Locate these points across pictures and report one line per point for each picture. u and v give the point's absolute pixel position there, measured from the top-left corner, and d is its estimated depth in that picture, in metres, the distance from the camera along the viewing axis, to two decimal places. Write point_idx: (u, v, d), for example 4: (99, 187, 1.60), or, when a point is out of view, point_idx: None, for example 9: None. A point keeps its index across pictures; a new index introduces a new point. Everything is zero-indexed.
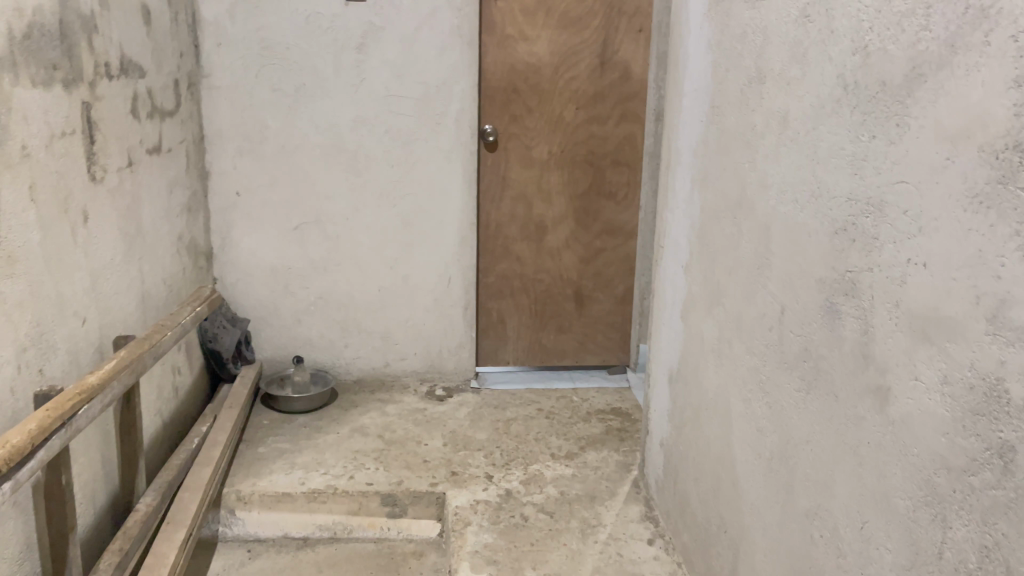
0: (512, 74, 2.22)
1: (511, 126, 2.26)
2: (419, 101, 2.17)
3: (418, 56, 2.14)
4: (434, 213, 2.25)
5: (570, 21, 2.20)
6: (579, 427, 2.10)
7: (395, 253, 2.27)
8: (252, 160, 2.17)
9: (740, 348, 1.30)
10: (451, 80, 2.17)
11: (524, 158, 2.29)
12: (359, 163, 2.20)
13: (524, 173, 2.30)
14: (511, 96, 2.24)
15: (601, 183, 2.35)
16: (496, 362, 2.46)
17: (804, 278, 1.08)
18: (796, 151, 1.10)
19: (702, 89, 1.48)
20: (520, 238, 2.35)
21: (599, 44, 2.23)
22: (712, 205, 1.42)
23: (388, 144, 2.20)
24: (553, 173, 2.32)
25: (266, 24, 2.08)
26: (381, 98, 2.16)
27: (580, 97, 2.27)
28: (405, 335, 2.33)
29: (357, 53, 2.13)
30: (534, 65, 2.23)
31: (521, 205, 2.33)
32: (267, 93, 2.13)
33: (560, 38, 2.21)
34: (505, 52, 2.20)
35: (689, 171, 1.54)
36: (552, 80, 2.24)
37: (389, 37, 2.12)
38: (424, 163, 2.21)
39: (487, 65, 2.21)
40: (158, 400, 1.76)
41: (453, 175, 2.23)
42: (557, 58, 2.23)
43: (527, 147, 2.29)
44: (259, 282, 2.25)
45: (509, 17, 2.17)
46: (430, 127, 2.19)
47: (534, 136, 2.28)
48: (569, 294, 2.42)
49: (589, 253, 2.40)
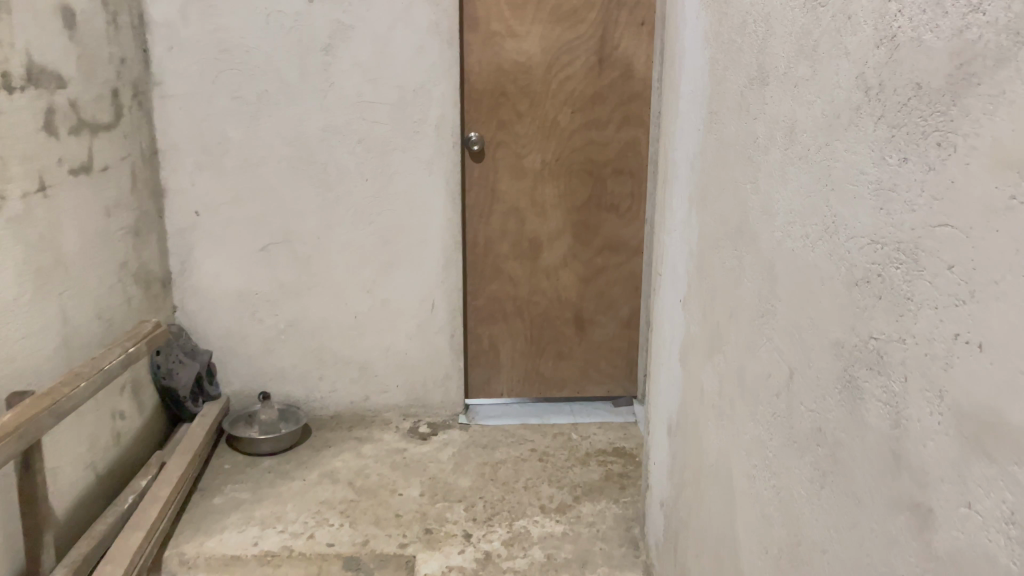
0: (499, 75, 1.99)
1: (500, 132, 2.03)
2: (395, 108, 1.95)
3: (392, 58, 1.92)
4: (414, 231, 2.02)
5: (563, 14, 1.96)
6: (575, 473, 1.86)
7: (372, 275, 2.04)
8: (212, 174, 1.95)
9: (743, 412, 1.05)
10: (429, 84, 1.94)
11: (515, 167, 2.06)
12: (329, 177, 1.98)
13: (515, 184, 2.07)
14: (499, 100, 2.01)
15: (602, 195, 2.09)
16: (489, 393, 2.22)
17: (814, 337, 0.84)
18: (805, 172, 0.85)
19: (699, 92, 1.24)
20: (512, 256, 2.11)
21: (596, 39, 1.99)
22: (712, 233, 1.17)
23: (362, 156, 1.97)
24: (548, 184, 2.08)
25: (222, 24, 1.87)
26: (353, 105, 1.94)
27: (577, 99, 2.03)
28: (386, 365, 2.10)
29: (324, 54, 1.91)
30: (524, 64, 1.99)
31: (512, 220, 2.09)
32: (225, 102, 1.92)
33: (552, 34, 1.97)
34: (490, 51, 1.97)
35: (687, 189, 1.30)
36: (544, 81, 2.01)
37: (359, 36, 1.90)
38: (402, 177, 1.99)
39: (471, 65, 1.98)
40: (90, 452, 1.56)
41: (434, 189, 2.00)
42: (548, 56, 1.99)
43: (517, 155, 2.05)
44: (223, 308, 2.03)
45: (494, 11, 1.94)
46: (408, 136, 1.97)
47: (525, 144, 2.04)
48: (568, 318, 2.17)
49: (590, 272, 2.14)
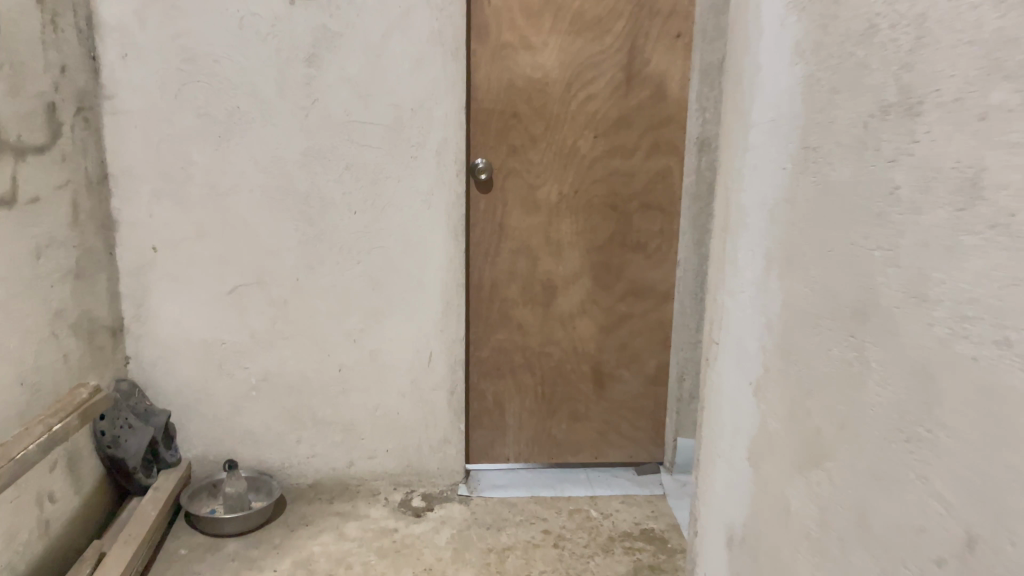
0: (511, 93, 1.72)
1: (510, 158, 1.76)
2: (389, 129, 1.67)
3: (386, 71, 1.64)
4: (409, 272, 1.74)
5: (586, 23, 1.69)
6: (597, 564, 1.57)
7: (359, 323, 1.75)
8: (173, 204, 1.66)
9: (864, 564, 0.76)
10: (430, 102, 1.66)
11: (527, 200, 1.78)
12: (311, 209, 1.69)
13: (527, 219, 1.79)
14: (510, 122, 1.74)
15: (627, 233, 1.81)
16: (493, 458, 1.92)
17: (1020, 501, 0.55)
18: (1002, 250, 0.57)
19: (784, 119, 0.96)
20: (522, 301, 1.83)
21: (623, 53, 1.71)
22: (805, 307, 0.89)
23: (349, 185, 1.69)
24: (565, 220, 1.80)
25: (187, 29, 1.58)
26: (340, 125, 1.66)
27: (600, 121, 1.75)
28: (374, 427, 1.80)
29: (306, 66, 1.63)
30: (540, 81, 1.72)
31: (523, 260, 1.81)
32: (190, 120, 1.63)
33: (573, 46, 1.70)
34: (501, 65, 1.70)
35: (762, 244, 1.02)
36: (562, 101, 1.73)
37: (348, 45, 1.62)
38: (396, 210, 1.70)
39: (478, 81, 1.71)
40: (6, 551, 1.26)
41: (434, 224, 1.72)
42: (568, 71, 1.71)
43: (530, 186, 1.77)
44: (185, 361, 1.74)
45: (506, 19, 1.67)
46: (405, 163, 1.68)
47: (540, 173, 1.77)
48: (586, 373, 1.87)
49: (611, 321, 1.85)
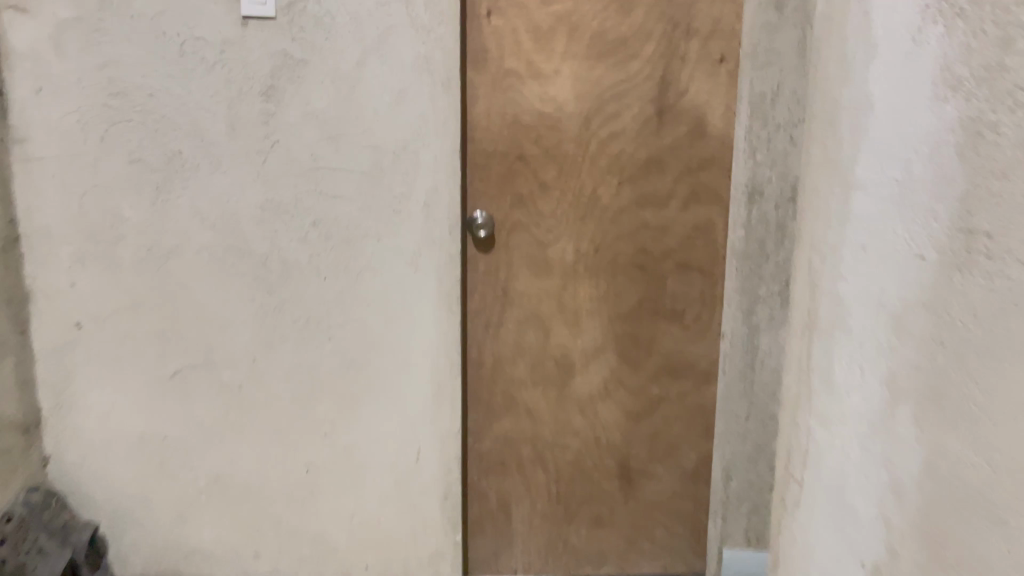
0: (516, 132, 1.41)
1: (515, 211, 1.44)
2: (366, 178, 1.35)
3: (362, 106, 1.33)
4: (392, 351, 1.41)
5: (606, 45, 1.38)
6: None
7: (331, 413, 1.43)
8: (100, 270, 1.35)
9: None
10: (416, 143, 1.34)
11: (536, 259, 1.46)
12: (270, 275, 1.37)
13: (536, 283, 1.47)
14: (515, 166, 1.42)
15: (658, 299, 1.48)
16: (497, 571, 1.58)
17: None
18: None
19: (922, 181, 0.63)
20: (532, 382, 1.50)
21: (653, 81, 1.40)
22: (970, 482, 0.56)
23: (318, 246, 1.37)
24: (583, 284, 1.47)
25: (114, 56, 1.29)
26: (306, 173, 1.35)
27: (625, 165, 1.43)
28: (350, 539, 1.47)
29: (263, 100, 1.32)
30: (551, 116, 1.41)
31: (532, 332, 1.49)
32: (119, 167, 1.32)
33: (591, 73, 1.39)
34: (504, 98, 1.40)
35: (881, 362, 0.69)
36: (577, 140, 1.42)
37: (315, 74, 1.32)
38: (375, 275, 1.38)
39: (475, 116, 1.40)
40: None
41: (422, 293, 1.40)
42: (585, 104, 1.40)
43: (540, 243, 1.45)
44: (117, 459, 1.42)
45: (509, 41, 1.38)
46: (386, 219, 1.37)
47: (552, 227, 1.45)
48: (610, 468, 1.54)
49: (640, 405, 1.52)
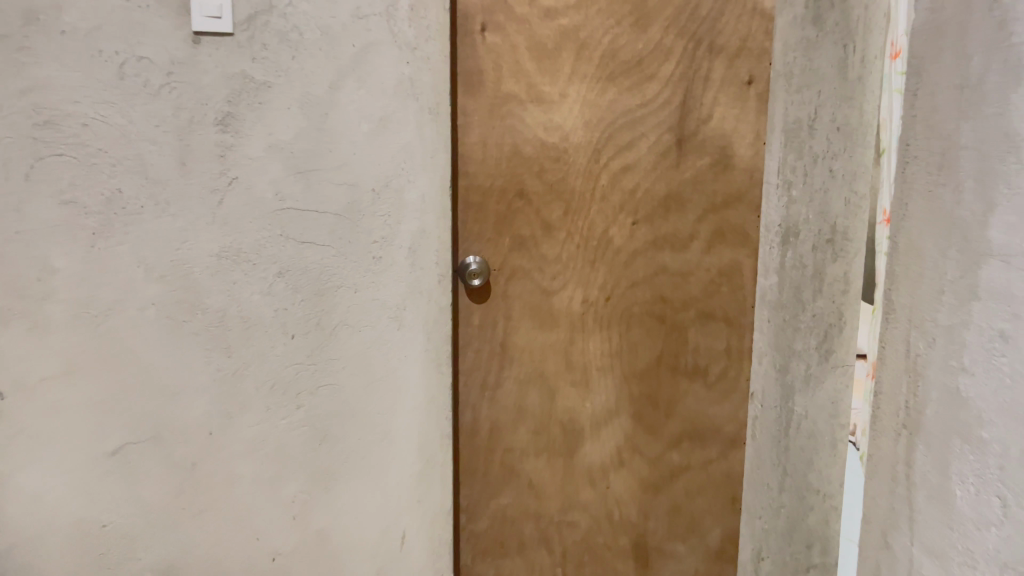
0: (515, 165, 1.23)
1: (514, 255, 1.25)
2: (341, 219, 1.16)
3: (337, 136, 1.14)
4: (371, 419, 1.22)
5: (619, 66, 1.20)
6: None
7: (301, 492, 1.23)
8: (27, 331, 1.13)
9: None
10: (399, 179, 1.17)
11: (540, 310, 1.27)
12: (228, 334, 1.17)
13: (539, 338, 1.28)
14: (514, 203, 1.23)
15: (678, 354, 1.29)
16: None
17: None
18: None
19: None
20: (534, 450, 1.31)
21: (672, 106, 1.22)
22: None
23: (284, 299, 1.17)
24: (592, 338, 1.28)
25: (44, 79, 1.07)
26: (270, 214, 1.15)
27: (640, 201, 1.24)
28: None
29: (218, 130, 1.12)
30: (556, 146, 1.22)
31: (535, 394, 1.29)
32: (49, 209, 1.11)
33: (601, 97, 1.21)
34: (502, 126, 1.21)
35: None
36: (586, 174, 1.23)
37: (280, 100, 1.13)
38: (352, 332, 1.19)
39: (468, 147, 1.22)
40: None
41: (407, 351, 1.21)
42: (594, 133, 1.22)
43: (543, 291, 1.26)
44: (50, 552, 1.20)
45: (509, 60, 1.20)
46: (364, 266, 1.18)
47: (556, 273, 1.26)
48: (624, 547, 1.35)
49: (658, 475, 1.33)
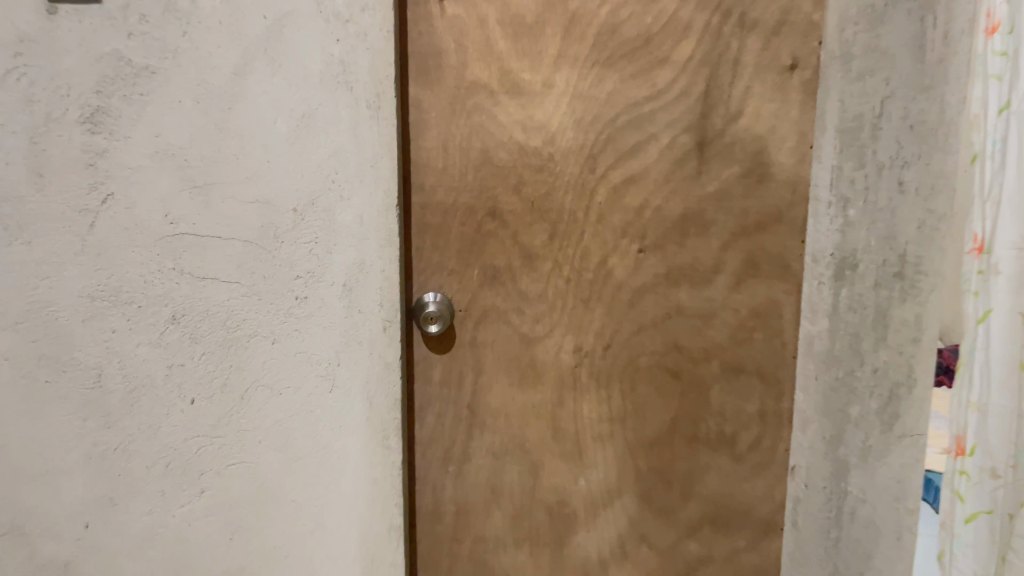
0: (486, 175, 0.94)
1: (485, 292, 0.97)
2: (250, 249, 0.88)
3: (245, 140, 0.86)
4: (298, 507, 0.94)
5: (620, 46, 0.91)
6: None
7: None
8: None
9: None
10: (327, 196, 0.88)
11: (519, 362, 0.98)
12: (108, 397, 0.90)
13: (518, 398, 0.99)
14: (485, 226, 0.95)
15: (699, 419, 1.01)
16: None
17: None
18: None
19: None
20: (513, 539, 1.03)
21: (690, 99, 0.93)
22: None
23: (179, 353, 0.90)
24: (586, 399, 0.99)
25: None
26: (156, 242, 0.87)
27: (649, 223, 0.95)
28: None
29: (85, 130, 0.85)
30: (538, 151, 0.93)
31: (514, 468, 1.01)
32: None
33: (597, 87, 0.92)
34: (469, 125, 0.93)
35: None
36: (578, 187, 0.94)
37: (166, 89, 0.84)
38: (269, 395, 0.91)
39: (424, 152, 0.94)
40: None
41: (341, 421, 0.92)
42: (589, 133, 0.93)
43: (523, 339, 0.98)
44: None
45: (475, 38, 0.92)
46: (282, 311, 0.89)
47: (540, 316, 0.97)
48: None
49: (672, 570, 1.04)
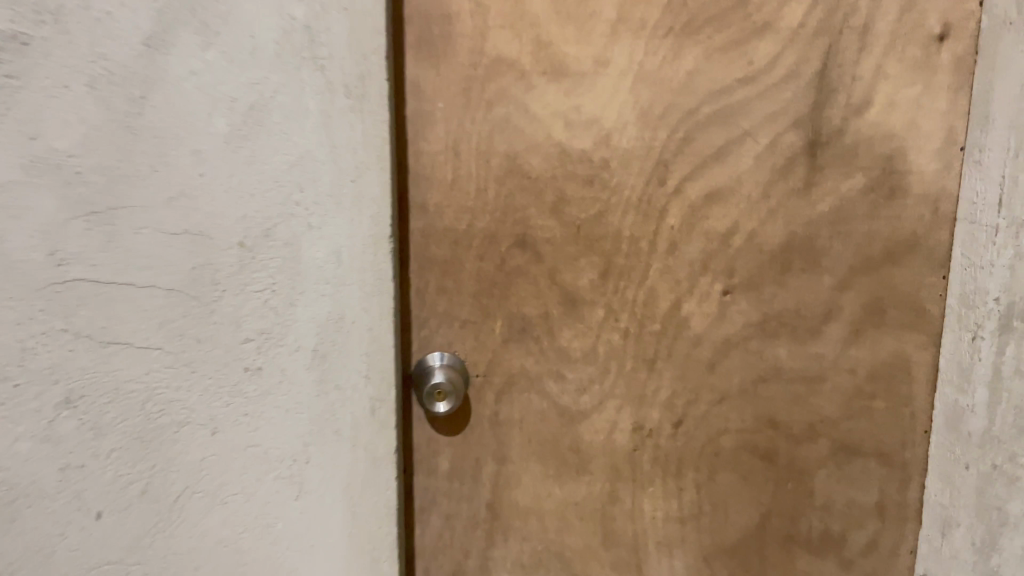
0: (513, 190, 0.67)
1: (511, 350, 0.70)
2: (180, 300, 0.59)
3: (167, 144, 0.56)
4: None
5: (706, 7, 0.65)
6: None
7: None
8: None
9: None
10: (289, 225, 0.61)
11: (558, 445, 0.72)
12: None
13: (555, 493, 0.73)
14: (512, 260, 0.68)
15: (798, 516, 0.75)
16: None
17: None
18: None
19: None
20: None
21: (800, 83, 0.66)
22: None
23: (76, 451, 0.56)
24: (647, 492, 0.73)
25: None
26: (38, 292, 0.53)
27: (737, 255, 0.69)
28: None
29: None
30: (588, 156, 0.67)
31: None
32: None
33: (671, 67, 0.66)
34: (489, 119, 0.66)
35: None
36: (641, 207, 0.68)
37: (47, 64, 0.51)
38: (209, 506, 0.63)
39: (427, 158, 0.67)
40: None
41: (313, 535, 0.67)
42: (658, 130, 0.66)
43: (565, 415, 0.71)
44: None
45: None
46: (227, 389, 0.62)
47: (588, 382, 0.70)
48: None
49: None
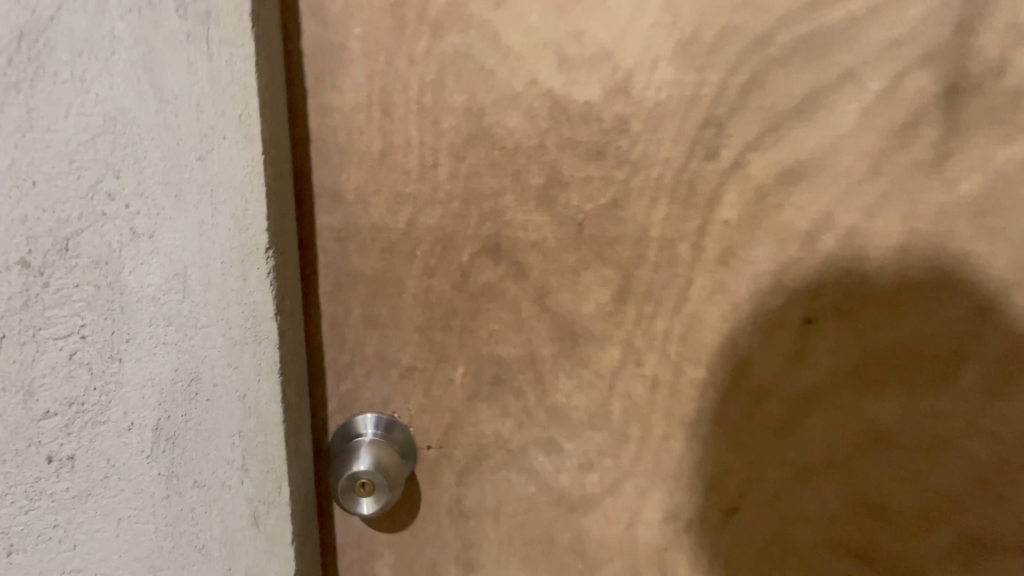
0: (476, 166, 0.43)
1: (480, 411, 0.46)
2: None
3: None
4: None
5: None
6: None
7: None
8: None
9: None
10: (99, 233, 0.37)
11: (553, 545, 0.48)
12: None
13: None
14: (478, 276, 0.44)
15: None
16: None
17: None
18: None
19: None
20: None
21: None
22: None
23: None
24: None
25: None
26: None
27: (830, 264, 0.44)
28: None
29: None
30: (595, 112, 0.42)
31: None
32: None
33: None
34: (437, 54, 0.41)
35: None
36: (678, 191, 0.43)
37: None
38: None
39: (341, 116, 0.42)
40: None
41: None
42: (707, 69, 0.42)
43: (561, 502, 0.47)
44: None
45: None
46: (21, 487, 0.39)
47: (597, 457, 0.47)
48: None
49: None
